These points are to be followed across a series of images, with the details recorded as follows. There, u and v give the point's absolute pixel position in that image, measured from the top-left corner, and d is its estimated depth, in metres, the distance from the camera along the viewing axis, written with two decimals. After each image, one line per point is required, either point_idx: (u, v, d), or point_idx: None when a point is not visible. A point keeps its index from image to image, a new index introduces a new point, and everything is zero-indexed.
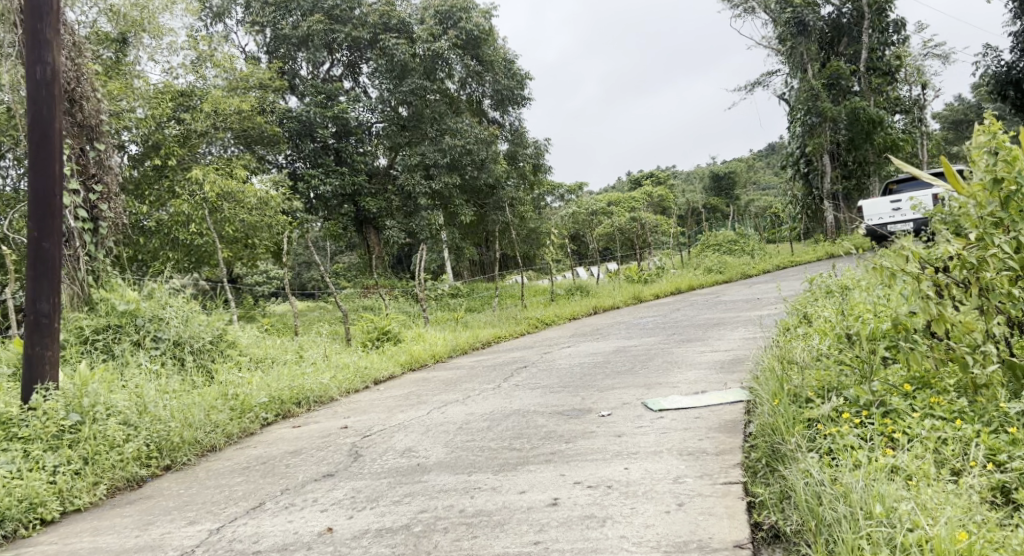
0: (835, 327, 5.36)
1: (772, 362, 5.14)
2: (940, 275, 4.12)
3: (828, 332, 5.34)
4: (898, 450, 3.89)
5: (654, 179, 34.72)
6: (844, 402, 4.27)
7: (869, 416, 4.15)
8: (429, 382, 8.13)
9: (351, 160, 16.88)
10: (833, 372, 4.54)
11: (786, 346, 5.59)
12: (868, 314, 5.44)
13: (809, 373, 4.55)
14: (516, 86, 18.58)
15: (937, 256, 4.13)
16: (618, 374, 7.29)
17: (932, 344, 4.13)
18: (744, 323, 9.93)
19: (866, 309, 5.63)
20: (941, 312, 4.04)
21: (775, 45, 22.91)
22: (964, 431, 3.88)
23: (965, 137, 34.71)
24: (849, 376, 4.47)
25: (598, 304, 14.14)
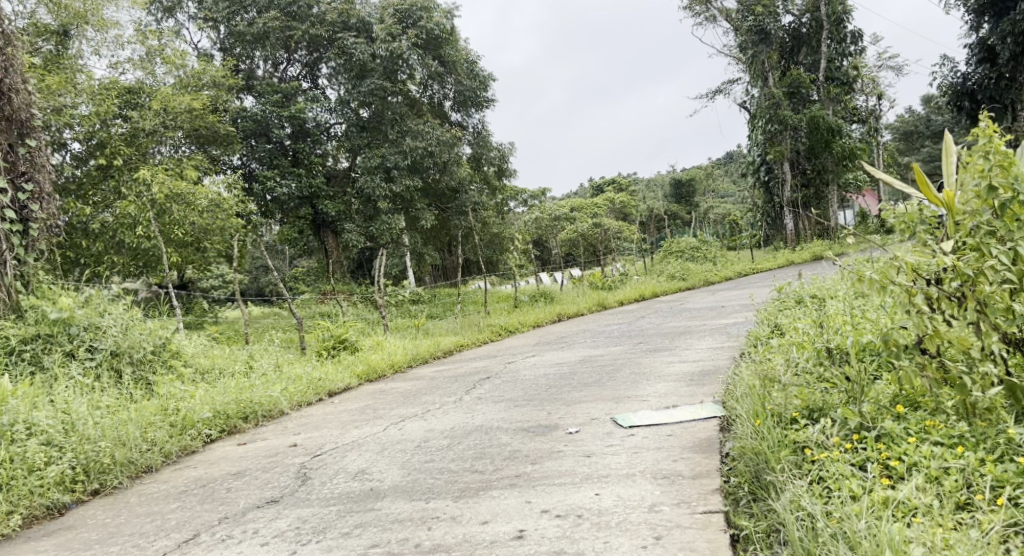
0: (814, 339, 5.12)
1: (748, 377, 4.87)
2: (932, 287, 3.86)
3: (805, 345, 5.09)
4: (898, 481, 3.63)
5: (615, 185, 34.61)
6: (831, 425, 4.01)
7: (861, 440, 3.90)
8: (386, 394, 7.74)
9: (307, 162, 16.46)
10: (817, 390, 4.28)
11: (761, 362, 5.35)
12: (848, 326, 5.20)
13: (793, 391, 4.28)
14: (477, 87, 18.21)
15: (929, 266, 3.87)
16: (585, 387, 6.98)
17: (925, 362, 3.88)
18: (711, 331, 9.67)
19: (844, 320, 5.40)
20: (936, 328, 3.78)
21: (735, 54, 22.90)
22: (967, 460, 3.64)
23: (920, 147, 35.13)
24: (835, 394, 4.21)
25: (563, 311, 13.83)
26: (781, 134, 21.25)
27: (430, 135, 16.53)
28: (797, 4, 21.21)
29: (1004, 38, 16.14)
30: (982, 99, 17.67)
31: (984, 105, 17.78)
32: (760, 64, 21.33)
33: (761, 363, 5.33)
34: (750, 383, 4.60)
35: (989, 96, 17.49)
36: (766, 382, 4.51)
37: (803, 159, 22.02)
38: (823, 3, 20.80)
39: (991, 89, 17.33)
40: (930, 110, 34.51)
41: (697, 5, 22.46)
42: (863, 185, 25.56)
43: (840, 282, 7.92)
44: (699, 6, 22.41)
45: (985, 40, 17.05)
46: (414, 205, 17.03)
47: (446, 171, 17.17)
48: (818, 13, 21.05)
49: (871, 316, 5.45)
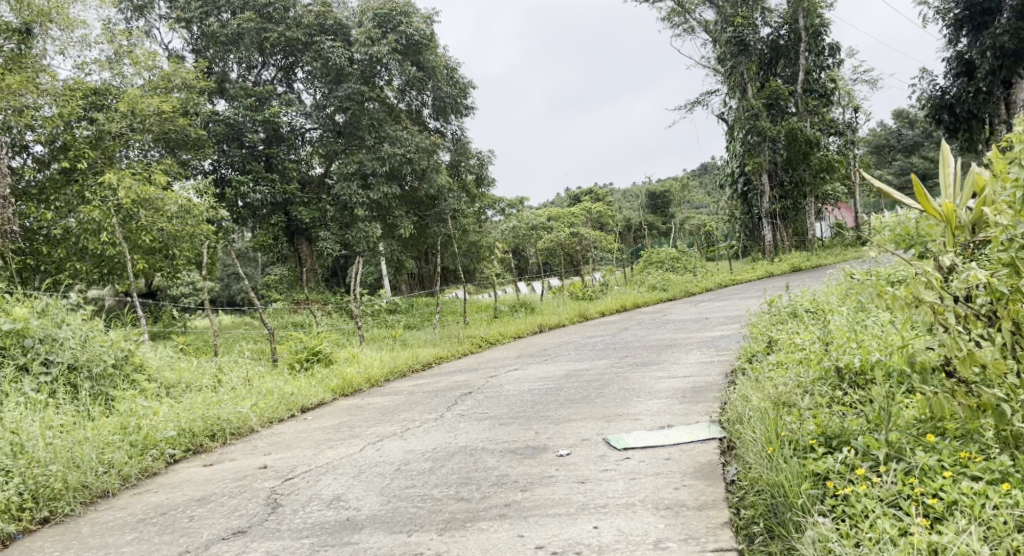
0: (815, 353, 5.16)
1: (753, 396, 4.88)
2: (961, 304, 3.96)
3: (807, 362, 5.07)
4: (936, 519, 3.68)
5: (592, 196, 34.37)
6: (854, 453, 4.06)
7: (889, 472, 3.94)
8: (364, 410, 7.40)
9: (282, 168, 15.95)
10: (835, 416, 4.32)
11: (760, 379, 5.28)
12: (847, 338, 5.26)
13: (808, 417, 4.32)
14: (458, 94, 17.99)
15: (960, 284, 3.95)
16: (573, 404, 6.65)
17: (957, 389, 3.94)
18: (698, 344, 9.42)
19: (842, 333, 5.40)
20: (970, 352, 3.86)
21: (713, 65, 22.77)
22: (1012, 497, 3.68)
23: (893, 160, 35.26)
24: (856, 422, 4.25)
25: (543, 322, 13.51)
26: (759, 145, 21.11)
27: (408, 141, 16.28)
28: (776, 16, 21.08)
29: (984, 52, 15.95)
30: (960, 112, 17.54)
31: (962, 119, 17.67)
32: (739, 75, 21.17)
33: (760, 378, 5.36)
34: (758, 404, 4.62)
35: (968, 110, 17.31)
36: (777, 404, 4.54)
37: (782, 170, 21.91)
38: (801, 15, 20.70)
39: (969, 102, 17.15)
40: (902, 124, 34.70)
41: (675, 16, 22.26)
42: (840, 197, 25.52)
43: (835, 296, 7.71)
44: (677, 16, 22.22)
45: (963, 54, 16.94)
46: (392, 213, 16.71)
47: (425, 179, 16.90)
48: (796, 25, 20.93)
49: (867, 328, 5.51)
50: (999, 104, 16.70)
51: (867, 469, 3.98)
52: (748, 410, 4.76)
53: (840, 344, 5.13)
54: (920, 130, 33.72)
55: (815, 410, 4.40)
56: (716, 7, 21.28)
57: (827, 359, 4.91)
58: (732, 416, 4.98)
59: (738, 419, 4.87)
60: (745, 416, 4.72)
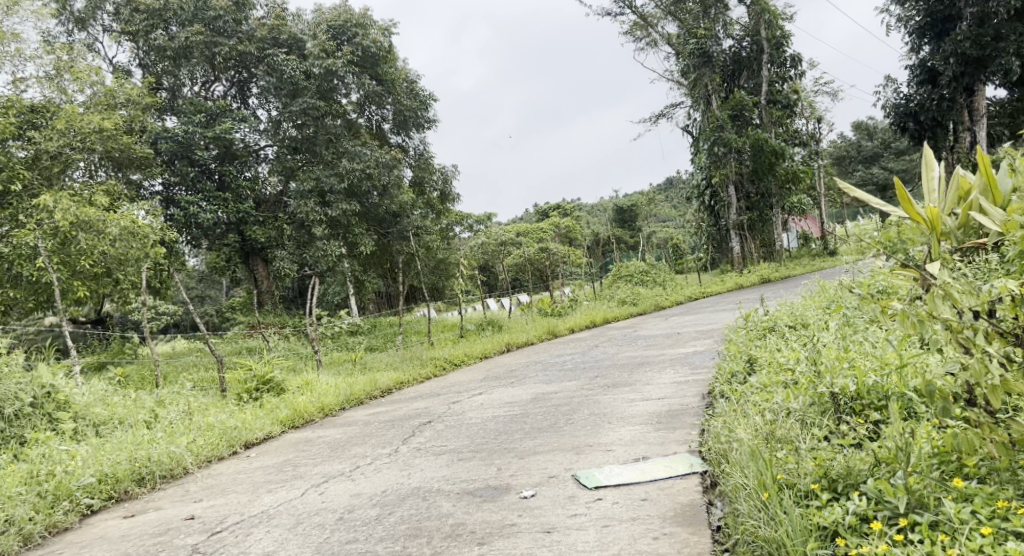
0: (800, 369, 4.92)
1: (736, 421, 4.63)
2: (981, 322, 3.83)
3: (795, 383, 4.77)
4: None
5: (560, 211, 34.02)
6: (866, 502, 3.86)
7: (912, 526, 3.77)
8: (311, 446, 6.85)
9: (235, 186, 15.29)
10: (840, 453, 4.10)
11: (743, 404, 4.95)
12: (833, 351, 5.03)
13: (807, 457, 4.10)
14: (418, 107, 17.44)
15: (984, 297, 3.84)
16: (539, 433, 6.11)
17: (985, 426, 3.76)
18: (672, 362, 8.91)
19: (829, 347, 5.11)
20: (1001, 380, 3.75)
21: (676, 78, 22.52)
22: None
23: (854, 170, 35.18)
24: (865, 461, 4.04)
25: (511, 341, 12.95)
26: (725, 156, 20.80)
27: (368, 156, 15.70)
28: (737, 27, 20.77)
29: (947, 59, 15.71)
30: (925, 119, 17.17)
31: (926, 127, 17.26)
32: (703, 86, 20.85)
33: (740, 398, 5.11)
34: (748, 437, 4.37)
35: (932, 117, 16.94)
36: (770, 440, 4.29)
37: (747, 182, 21.61)
38: (763, 26, 20.42)
39: (933, 110, 16.83)
40: (861, 136, 34.78)
41: (638, 29, 21.95)
42: (808, 207, 25.28)
43: (816, 311, 7.25)
44: (639, 29, 21.91)
45: (925, 62, 16.66)
46: (351, 231, 15.97)
47: (386, 195, 16.23)
48: (758, 36, 20.66)
49: (852, 342, 5.29)
50: (964, 112, 16.37)
51: (884, 523, 3.79)
52: (732, 436, 4.51)
53: (825, 357, 4.92)
54: (880, 140, 33.80)
55: (814, 445, 4.19)
56: (679, 20, 21.01)
57: (814, 379, 4.70)
58: (713, 441, 4.70)
59: (720, 450, 4.55)
60: (731, 443, 4.47)
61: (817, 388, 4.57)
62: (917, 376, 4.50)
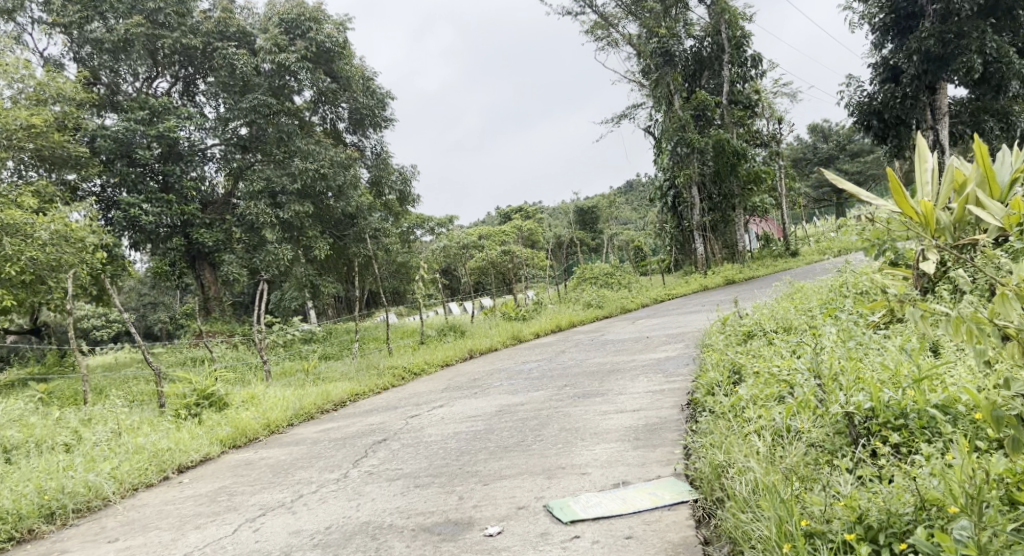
0: (800, 381, 4.66)
1: (737, 445, 4.32)
2: None
3: (797, 403, 4.49)
4: None
5: (522, 214, 33.45)
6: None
7: None
8: (251, 470, 6.16)
9: (179, 187, 14.45)
10: (881, 495, 3.82)
11: (739, 418, 4.63)
12: (834, 359, 4.77)
13: (840, 498, 3.83)
14: (375, 105, 16.66)
15: None
16: (505, 453, 5.51)
17: None
18: (644, 369, 8.34)
19: (828, 355, 4.84)
20: None
21: (637, 78, 22.04)
22: None
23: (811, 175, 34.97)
24: (913, 507, 3.76)
25: (474, 347, 12.32)
26: (688, 157, 20.36)
27: (322, 156, 15.01)
28: (697, 28, 20.37)
29: (910, 56, 15.30)
30: (888, 118, 16.62)
31: (890, 126, 16.81)
32: (664, 87, 20.40)
33: (731, 408, 4.82)
34: (760, 469, 4.08)
35: (896, 115, 16.43)
36: (792, 478, 4.00)
37: (710, 182, 21.20)
38: (724, 26, 20.02)
39: (896, 108, 16.27)
40: (817, 138, 34.59)
41: (598, 29, 21.41)
42: (770, 208, 24.96)
43: (802, 315, 6.80)
44: (600, 30, 21.38)
45: (888, 60, 16.12)
46: (304, 233, 15.17)
47: (341, 196, 15.49)
48: (719, 35, 20.26)
49: (848, 348, 5.03)
50: (927, 110, 15.97)
51: None
52: (736, 464, 4.22)
53: (827, 365, 4.66)
54: (835, 142, 33.64)
55: (840, 481, 3.93)
56: (639, 20, 20.55)
57: (821, 395, 4.45)
58: (706, 466, 4.38)
59: (720, 478, 4.28)
60: (736, 473, 4.18)
61: (829, 408, 4.32)
62: (936, 390, 4.33)
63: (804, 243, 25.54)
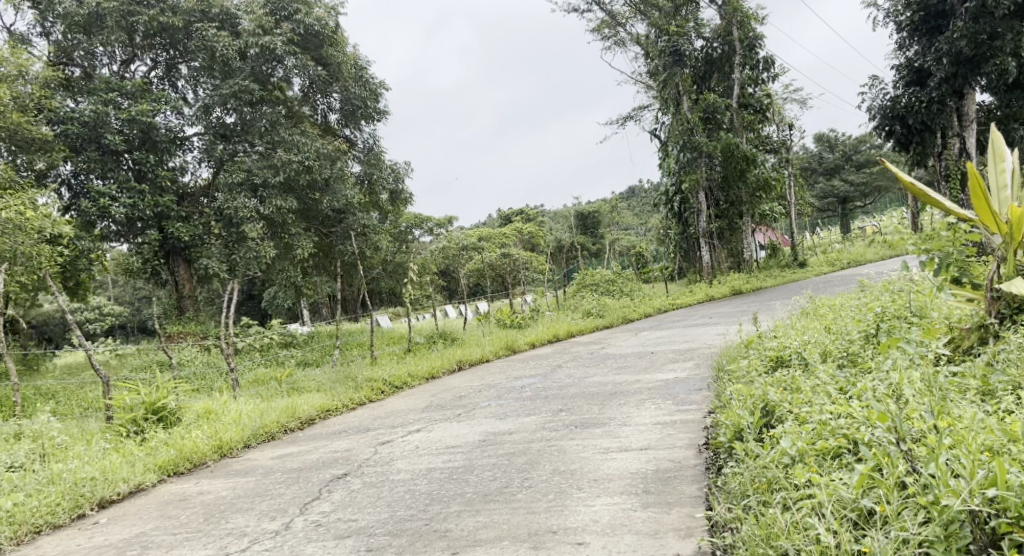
0: (881, 446, 3.83)
1: (803, 542, 3.63)
2: None
3: (884, 483, 3.68)
4: None
5: (523, 217, 32.31)
6: None
7: None
8: (187, 504, 5.28)
9: (154, 176, 13.14)
10: None
11: (790, 487, 3.90)
12: (922, 411, 3.93)
13: None
14: (369, 96, 15.50)
15: None
16: (483, 506, 4.55)
17: None
18: (651, 392, 7.32)
19: (914, 405, 3.98)
20: None
21: (645, 79, 20.93)
22: None
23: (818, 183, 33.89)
24: None
25: (463, 357, 11.27)
26: (694, 161, 19.19)
27: (307, 146, 13.67)
28: (708, 28, 19.23)
29: (939, 58, 13.87)
30: (913, 124, 15.03)
31: (914, 132, 15.31)
32: (673, 87, 19.13)
33: (774, 464, 4.03)
34: None
35: (921, 121, 14.87)
36: None
37: (717, 189, 20.15)
38: (735, 26, 18.97)
39: (922, 113, 14.64)
40: (822, 148, 33.43)
41: (605, 28, 20.30)
42: (778, 216, 23.82)
43: (842, 342, 5.88)
44: (607, 28, 20.23)
45: (913, 62, 14.63)
46: (287, 230, 13.94)
47: (328, 191, 14.28)
48: (730, 37, 19.19)
49: (931, 390, 4.20)
50: (953, 117, 14.57)
51: None
52: None
53: (913, 427, 3.83)
54: (841, 152, 32.53)
55: None
56: (649, 19, 19.42)
57: (917, 473, 3.64)
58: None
59: None
60: None
61: (939, 500, 3.52)
62: None
63: (813, 255, 24.39)
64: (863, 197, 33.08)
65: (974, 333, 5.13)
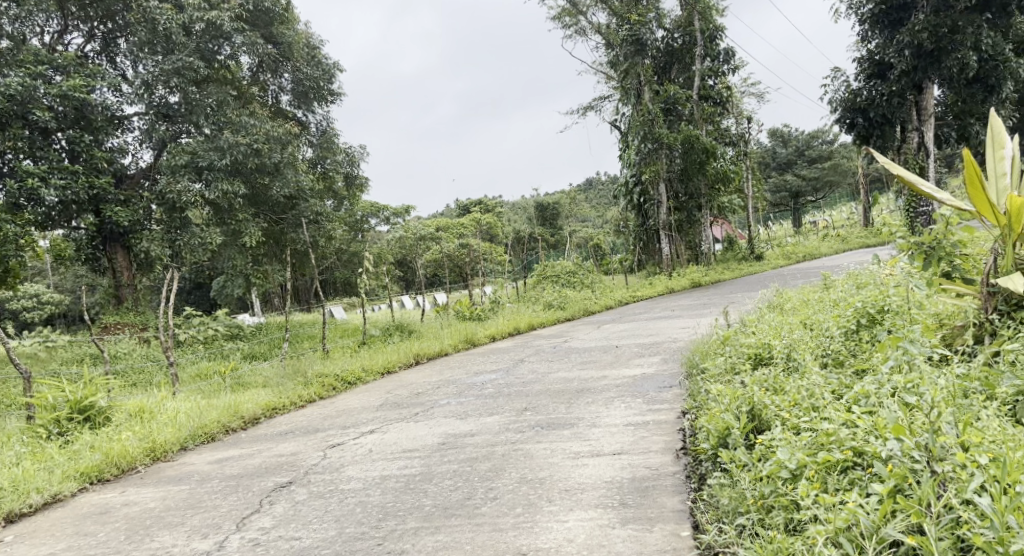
0: (904, 468, 3.50)
1: None
2: None
3: (911, 508, 3.35)
4: None
5: (481, 208, 31.78)
6: None
7: None
8: (110, 517, 4.73)
9: (88, 156, 12.24)
10: None
11: (800, 512, 3.55)
12: (943, 426, 3.62)
13: None
14: (321, 76, 14.76)
15: None
16: (443, 522, 4.14)
17: None
18: (619, 389, 6.90)
19: (933, 419, 3.66)
20: None
21: (605, 70, 20.46)
22: None
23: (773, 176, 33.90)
24: None
25: (419, 351, 10.73)
26: (655, 153, 18.79)
27: (256, 129, 12.95)
28: (670, 19, 18.78)
29: (900, 51, 13.38)
30: (874, 117, 14.69)
31: (875, 124, 14.81)
32: (634, 77, 18.63)
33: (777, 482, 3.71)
34: None
35: (882, 115, 14.55)
36: None
37: (677, 181, 19.81)
38: (697, 17, 18.57)
39: (883, 106, 14.36)
40: (776, 142, 33.43)
41: (566, 16, 19.74)
42: (735, 209, 23.63)
43: (827, 339, 5.51)
44: (568, 17, 19.70)
45: (874, 55, 14.17)
46: (233, 216, 13.17)
47: (278, 175, 13.52)
48: (691, 28, 18.84)
49: (943, 397, 3.89)
50: (913, 110, 14.23)
51: None
52: None
53: (937, 446, 3.52)
54: (794, 148, 32.50)
55: None
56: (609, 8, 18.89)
57: (952, 502, 3.33)
58: None
59: None
60: None
61: (980, 535, 3.21)
62: None
63: (769, 248, 24.29)
64: (815, 192, 33.19)
65: (969, 330, 4.76)
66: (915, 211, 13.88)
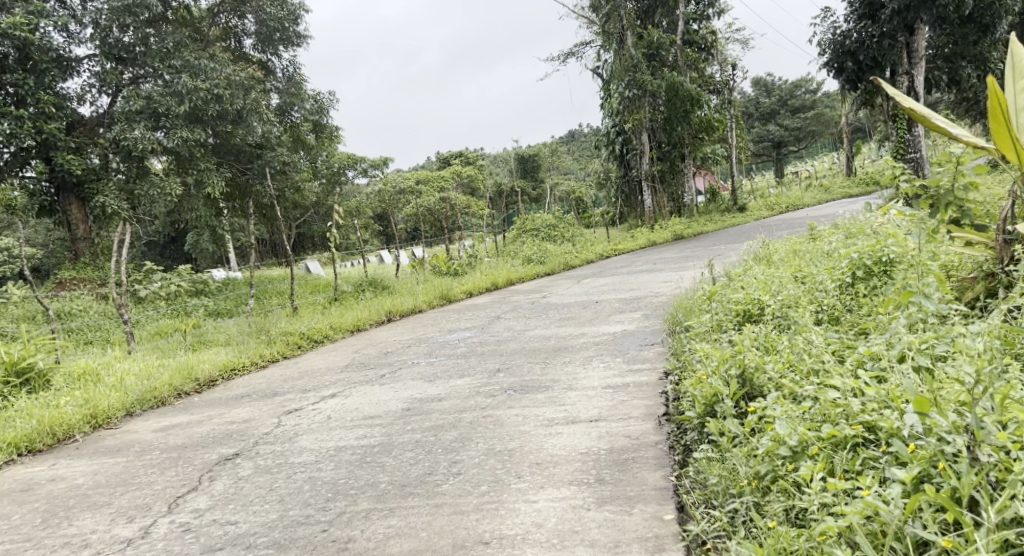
0: (925, 449, 3.09)
1: None
2: None
3: (934, 494, 2.94)
4: None
5: (461, 160, 31.03)
6: None
7: None
8: (32, 496, 4.27)
9: (34, 101, 11.50)
10: None
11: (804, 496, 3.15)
12: (968, 400, 3.20)
13: None
14: (286, 16, 13.88)
15: None
16: (398, 503, 3.72)
17: None
18: (598, 347, 6.46)
19: (957, 392, 3.24)
20: None
21: (586, 14, 19.66)
22: None
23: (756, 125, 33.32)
24: None
25: (392, 308, 10.23)
26: (639, 100, 18.11)
27: (216, 73, 12.21)
28: None
29: None
30: (863, 60, 14.12)
31: (865, 69, 14.31)
32: (615, 21, 17.50)
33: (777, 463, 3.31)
34: None
35: (872, 58, 14.00)
36: None
37: (660, 130, 19.21)
38: None
39: (874, 48, 13.78)
40: (760, 91, 32.70)
41: None
42: (718, 159, 23.13)
43: (821, 293, 5.09)
44: None
45: None
46: (195, 165, 12.56)
47: (242, 122, 12.81)
48: None
49: (962, 362, 3.47)
50: (904, 52, 13.45)
51: None
52: None
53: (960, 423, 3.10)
54: (777, 96, 31.82)
55: None
56: None
57: (981, 490, 2.93)
58: None
59: None
60: None
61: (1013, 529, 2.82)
62: None
63: (753, 199, 23.85)
64: (797, 142, 32.70)
65: (981, 283, 4.34)
66: (903, 159, 13.41)
